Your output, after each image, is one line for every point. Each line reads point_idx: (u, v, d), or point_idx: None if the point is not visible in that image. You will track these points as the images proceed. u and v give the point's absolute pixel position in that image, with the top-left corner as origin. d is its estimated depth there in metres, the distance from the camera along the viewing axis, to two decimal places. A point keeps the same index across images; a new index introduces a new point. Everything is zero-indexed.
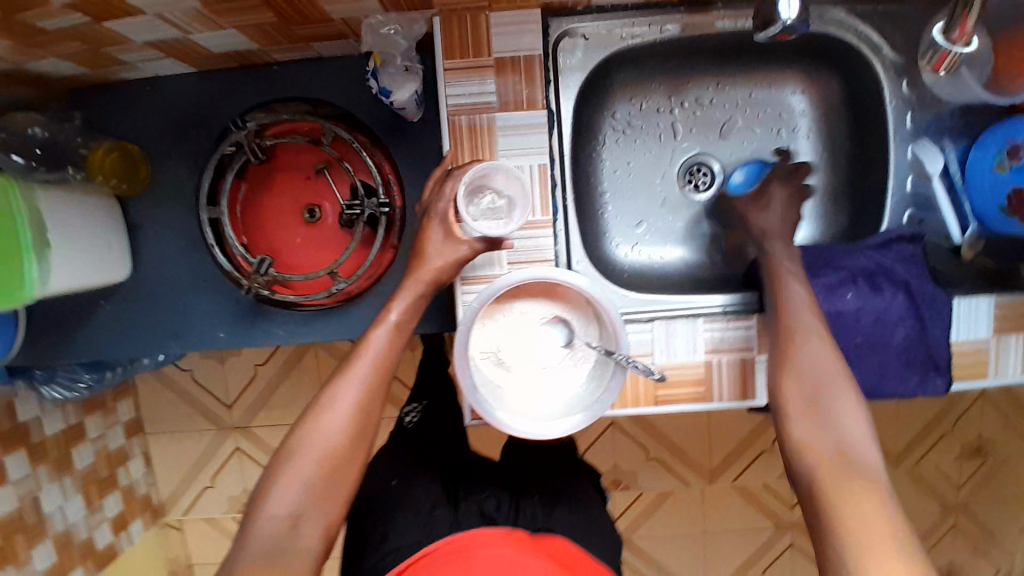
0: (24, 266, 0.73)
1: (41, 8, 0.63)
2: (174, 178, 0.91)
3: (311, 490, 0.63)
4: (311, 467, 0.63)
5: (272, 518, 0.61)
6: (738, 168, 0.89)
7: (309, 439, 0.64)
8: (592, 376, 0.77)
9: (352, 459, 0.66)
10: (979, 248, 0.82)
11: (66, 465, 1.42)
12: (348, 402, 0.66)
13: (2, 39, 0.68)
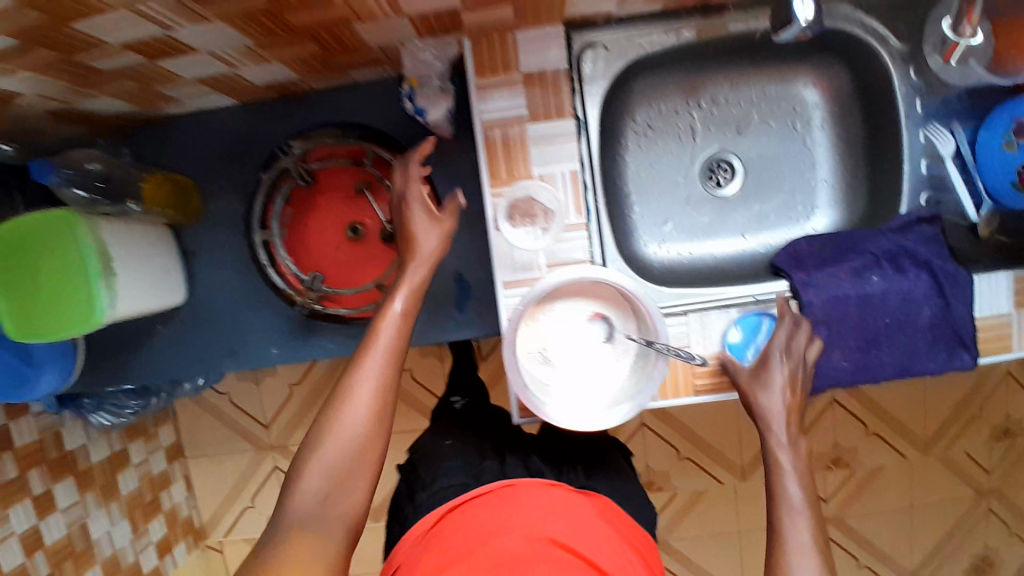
0: (94, 291, 0.79)
1: (99, 48, 0.68)
2: (222, 205, 0.97)
3: (340, 469, 0.62)
4: (339, 449, 0.62)
5: (306, 498, 0.60)
6: (732, 328, 0.84)
7: (335, 423, 0.63)
8: (635, 369, 0.82)
9: (379, 438, 0.64)
10: (994, 226, 0.85)
11: (112, 491, 1.47)
12: (369, 385, 0.64)
13: (62, 80, 0.74)
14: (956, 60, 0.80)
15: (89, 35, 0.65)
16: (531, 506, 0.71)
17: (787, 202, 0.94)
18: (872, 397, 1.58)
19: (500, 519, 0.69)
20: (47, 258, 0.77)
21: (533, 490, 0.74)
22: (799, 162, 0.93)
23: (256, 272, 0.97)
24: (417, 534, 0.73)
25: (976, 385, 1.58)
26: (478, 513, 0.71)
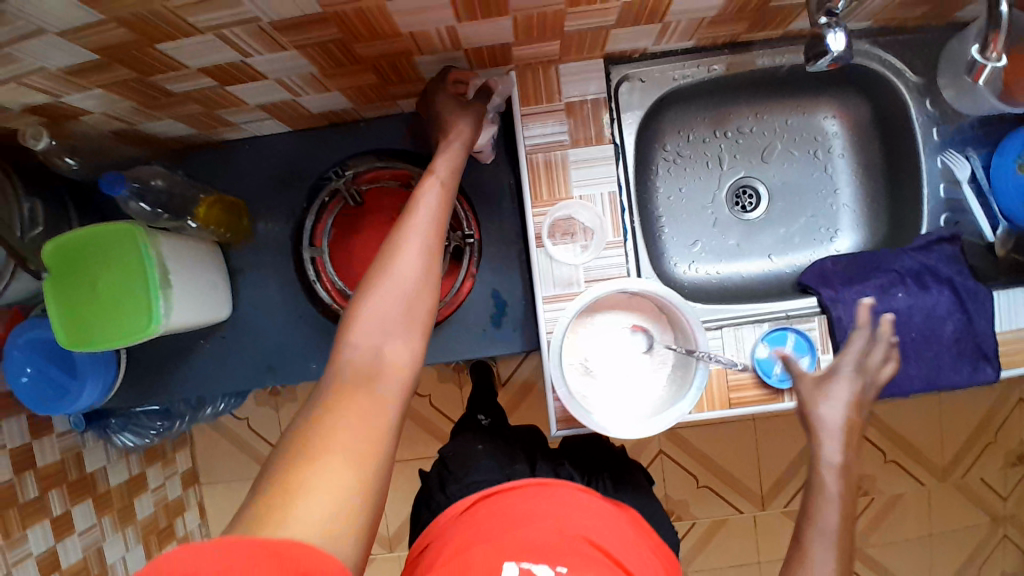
0: (152, 302, 0.81)
1: (179, 71, 0.73)
2: (269, 225, 1.01)
3: (387, 328, 0.62)
4: (386, 312, 0.63)
5: (356, 357, 0.60)
6: (761, 342, 0.87)
7: (379, 289, 0.64)
8: (676, 377, 0.84)
9: (424, 306, 0.65)
10: (1010, 245, 0.90)
11: (129, 515, 1.43)
12: (413, 250, 0.66)
13: (134, 101, 0.79)
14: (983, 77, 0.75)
15: (171, 58, 0.70)
16: (564, 501, 0.73)
17: (810, 226, 0.99)
18: (888, 423, 1.59)
19: (533, 510, 0.71)
20: (104, 270, 0.82)
21: (567, 487, 0.75)
22: (820, 188, 0.98)
23: (301, 290, 1.01)
24: (452, 514, 0.75)
25: (990, 411, 1.60)
26: (512, 501, 0.73)
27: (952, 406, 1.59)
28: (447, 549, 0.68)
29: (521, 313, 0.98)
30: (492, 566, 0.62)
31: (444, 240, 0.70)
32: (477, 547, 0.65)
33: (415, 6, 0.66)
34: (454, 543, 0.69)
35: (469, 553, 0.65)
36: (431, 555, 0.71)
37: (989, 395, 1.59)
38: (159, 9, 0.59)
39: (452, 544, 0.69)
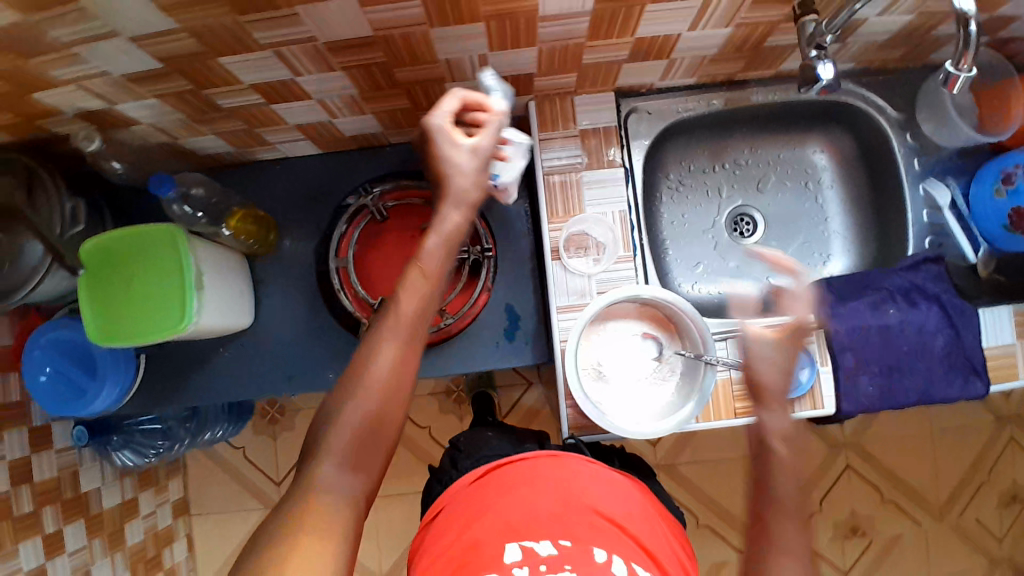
0: (186, 300, 0.85)
1: (232, 86, 0.80)
2: (294, 239, 1.06)
3: (353, 450, 0.64)
4: (352, 430, 0.64)
5: (320, 479, 0.61)
6: None
7: (347, 406, 0.65)
8: (683, 383, 0.88)
9: (393, 420, 0.67)
10: (993, 267, 0.97)
11: (119, 540, 1.39)
12: (384, 361, 0.67)
13: (183, 112, 0.85)
14: (956, 87, 0.69)
15: (229, 72, 0.77)
16: (572, 469, 0.80)
17: (803, 251, 1.06)
18: (884, 462, 1.61)
19: (538, 479, 0.78)
20: (133, 271, 0.86)
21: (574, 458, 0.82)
22: (812, 216, 1.06)
23: (322, 302, 1.05)
24: (464, 484, 0.82)
25: (983, 449, 1.62)
26: (520, 471, 0.80)
27: (946, 444, 1.62)
28: (459, 518, 0.76)
29: (534, 327, 1.02)
30: (500, 542, 0.71)
31: (421, 347, 0.70)
32: (479, 523, 0.74)
33: (456, 32, 0.75)
34: (465, 512, 0.77)
35: (479, 526, 0.73)
36: (443, 519, 0.79)
37: (981, 433, 1.62)
38: (230, 22, 0.66)
39: (463, 513, 0.77)
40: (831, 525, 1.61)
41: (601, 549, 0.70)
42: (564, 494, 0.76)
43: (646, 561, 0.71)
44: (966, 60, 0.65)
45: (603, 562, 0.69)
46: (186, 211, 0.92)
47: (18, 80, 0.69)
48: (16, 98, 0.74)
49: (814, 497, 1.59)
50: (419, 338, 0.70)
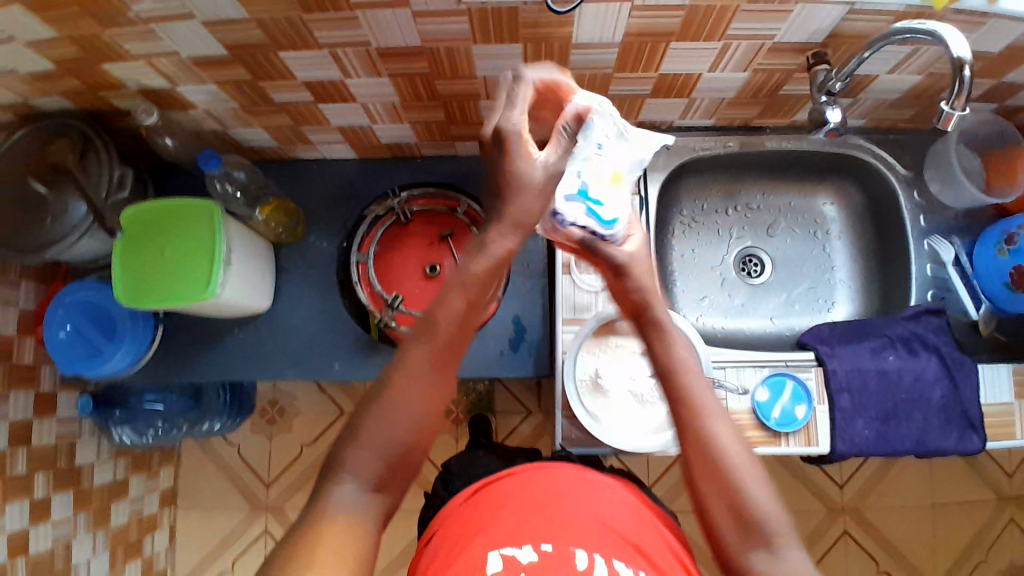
0: (212, 270, 0.89)
1: (286, 80, 0.87)
2: (319, 233, 1.11)
3: (373, 473, 0.62)
4: (379, 453, 0.63)
5: (341, 500, 0.61)
6: (763, 385, 0.93)
7: (376, 426, 0.64)
8: None
9: (420, 451, 0.65)
10: (993, 326, 0.99)
11: (104, 519, 1.39)
12: (416, 385, 0.65)
13: (237, 101, 0.92)
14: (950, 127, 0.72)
15: (286, 66, 0.84)
16: (557, 474, 0.83)
17: (809, 296, 1.09)
18: (882, 533, 1.56)
19: (526, 486, 0.81)
20: (166, 239, 0.91)
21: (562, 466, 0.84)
22: (820, 264, 1.10)
23: (338, 295, 1.09)
24: (456, 498, 0.85)
25: (982, 528, 1.58)
26: (507, 483, 0.82)
27: (944, 517, 1.58)
28: (450, 530, 0.78)
29: (538, 341, 1.05)
30: (483, 550, 0.71)
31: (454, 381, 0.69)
32: (477, 538, 0.73)
33: (494, 51, 0.82)
34: (454, 523, 0.79)
35: (470, 544, 0.73)
36: (437, 539, 0.80)
37: (982, 512, 1.58)
38: (296, 17, 0.73)
39: (454, 524, 0.79)
40: None
41: (582, 552, 0.71)
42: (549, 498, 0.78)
43: (632, 561, 0.72)
44: (960, 101, 0.69)
45: (584, 566, 0.69)
46: (228, 191, 0.99)
47: (98, 50, 0.77)
48: (90, 66, 0.81)
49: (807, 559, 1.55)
50: (452, 363, 0.69)
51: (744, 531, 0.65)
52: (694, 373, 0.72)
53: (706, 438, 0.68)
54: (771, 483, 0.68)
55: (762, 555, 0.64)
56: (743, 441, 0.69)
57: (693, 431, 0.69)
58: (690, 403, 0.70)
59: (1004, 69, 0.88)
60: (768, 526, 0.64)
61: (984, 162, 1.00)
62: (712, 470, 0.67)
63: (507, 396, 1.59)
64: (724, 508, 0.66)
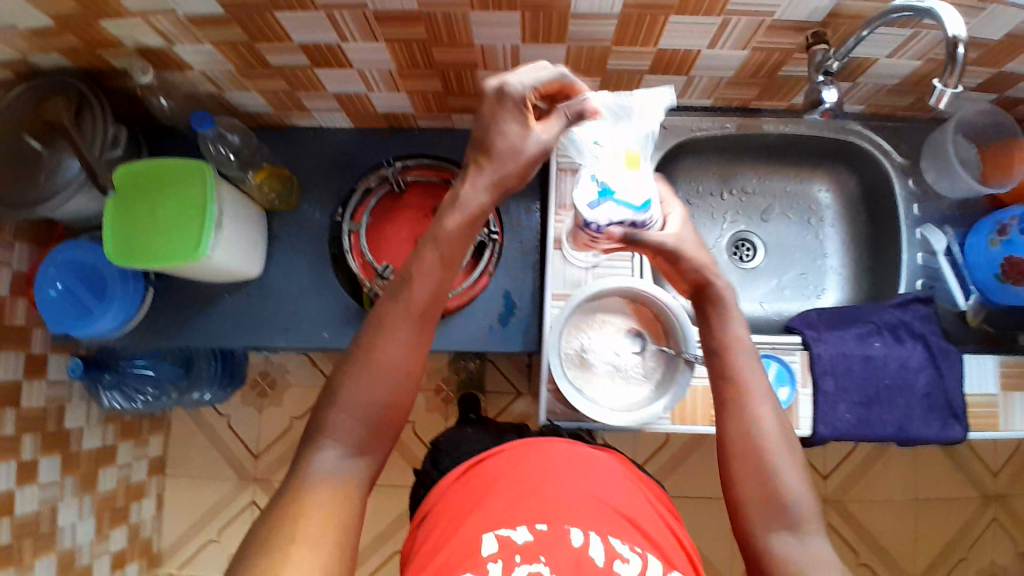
0: (204, 231, 0.89)
1: (282, 42, 0.86)
2: (313, 201, 1.11)
3: (354, 437, 0.67)
4: (359, 419, 0.67)
5: (323, 465, 0.65)
6: None
7: (354, 393, 0.67)
8: (663, 377, 0.91)
9: (399, 413, 0.69)
10: (982, 316, 1.00)
11: (90, 484, 1.39)
12: (391, 350, 0.68)
13: (232, 62, 0.91)
14: (942, 105, 0.70)
15: (284, 27, 0.83)
16: (551, 452, 0.83)
17: (799, 282, 1.09)
18: (865, 526, 1.57)
19: (521, 465, 0.80)
20: (160, 198, 0.91)
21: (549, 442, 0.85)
22: (812, 250, 1.10)
23: (330, 265, 1.09)
24: (450, 479, 0.85)
25: (966, 524, 1.58)
26: (500, 462, 0.82)
27: (930, 514, 1.58)
28: (447, 511, 0.78)
29: (528, 316, 1.05)
30: (479, 531, 0.71)
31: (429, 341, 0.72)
32: (472, 517, 0.74)
33: (493, 19, 0.81)
34: (451, 505, 0.79)
35: (463, 524, 0.74)
36: (430, 522, 0.80)
37: (963, 508, 1.59)
38: None
39: (450, 505, 0.79)
40: None
41: (578, 530, 0.71)
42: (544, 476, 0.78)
43: (628, 536, 0.72)
44: (952, 79, 0.67)
45: (580, 543, 0.69)
46: (222, 153, 0.98)
47: (95, 5, 0.77)
48: (86, 22, 0.80)
49: None
50: (431, 327, 0.72)
51: (769, 512, 0.69)
52: (746, 355, 0.76)
53: (749, 420, 0.72)
54: (804, 473, 0.71)
55: (784, 536, 0.68)
56: (785, 429, 0.72)
57: (740, 411, 0.73)
58: (738, 384, 0.74)
59: (1005, 57, 0.87)
60: (794, 512, 0.68)
61: (981, 153, 1.00)
62: (749, 451, 0.71)
63: (498, 376, 1.60)
64: (755, 489, 0.70)
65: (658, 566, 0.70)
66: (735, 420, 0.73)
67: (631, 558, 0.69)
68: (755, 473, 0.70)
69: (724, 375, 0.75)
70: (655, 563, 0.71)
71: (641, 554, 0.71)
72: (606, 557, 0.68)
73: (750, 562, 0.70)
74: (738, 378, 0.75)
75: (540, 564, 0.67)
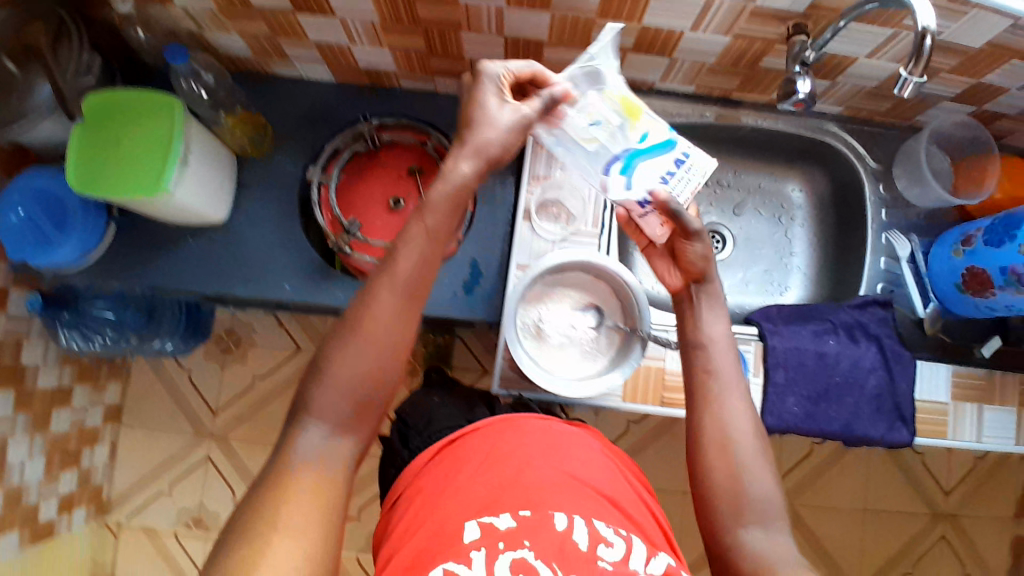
0: (168, 167, 0.87)
1: None
2: (288, 153, 1.09)
3: (338, 415, 0.66)
4: (343, 394, 0.65)
5: (308, 442, 0.64)
6: None
7: (342, 366, 0.65)
8: (618, 352, 0.91)
9: (388, 385, 0.68)
10: (938, 326, 1.01)
11: (43, 424, 1.32)
12: (382, 320, 0.66)
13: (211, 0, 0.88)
14: (908, 94, 0.71)
15: None
16: (528, 435, 0.83)
17: (764, 277, 1.09)
18: (814, 531, 1.53)
19: (500, 449, 0.80)
20: (126, 131, 0.89)
21: (528, 418, 0.86)
22: (780, 248, 1.11)
23: (299, 218, 1.08)
24: (421, 461, 0.84)
25: (912, 539, 1.55)
26: (474, 444, 0.82)
27: (880, 524, 1.55)
28: (423, 493, 0.77)
29: (492, 287, 1.05)
30: (462, 519, 0.71)
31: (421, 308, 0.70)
32: (448, 499, 0.74)
33: None
34: (427, 487, 0.78)
35: (439, 506, 0.74)
36: (403, 502, 0.80)
37: (910, 523, 1.55)
38: None
39: (427, 487, 0.78)
40: None
41: (563, 515, 0.71)
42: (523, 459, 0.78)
43: (611, 518, 0.73)
44: (918, 67, 0.68)
45: (564, 527, 0.69)
46: (194, 90, 0.96)
47: None
48: None
49: None
50: (420, 294, 0.69)
51: (737, 508, 0.69)
52: (720, 350, 0.76)
53: (721, 414, 0.73)
54: (773, 470, 0.72)
55: (756, 531, 0.68)
56: (754, 426, 0.73)
57: (711, 405, 0.73)
58: (712, 379, 0.75)
59: (987, 68, 0.88)
60: (761, 508, 0.69)
61: (954, 164, 1.03)
62: (720, 445, 0.71)
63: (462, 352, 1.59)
64: (724, 482, 0.70)
65: (642, 548, 0.71)
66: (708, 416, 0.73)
67: (614, 542, 0.70)
68: (723, 467, 0.70)
69: (698, 368, 0.75)
70: (639, 544, 0.72)
71: (624, 537, 0.71)
72: (591, 541, 0.69)
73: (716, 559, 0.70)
74: (711, 373, 0.75)
75: (524, 549, 0.67)
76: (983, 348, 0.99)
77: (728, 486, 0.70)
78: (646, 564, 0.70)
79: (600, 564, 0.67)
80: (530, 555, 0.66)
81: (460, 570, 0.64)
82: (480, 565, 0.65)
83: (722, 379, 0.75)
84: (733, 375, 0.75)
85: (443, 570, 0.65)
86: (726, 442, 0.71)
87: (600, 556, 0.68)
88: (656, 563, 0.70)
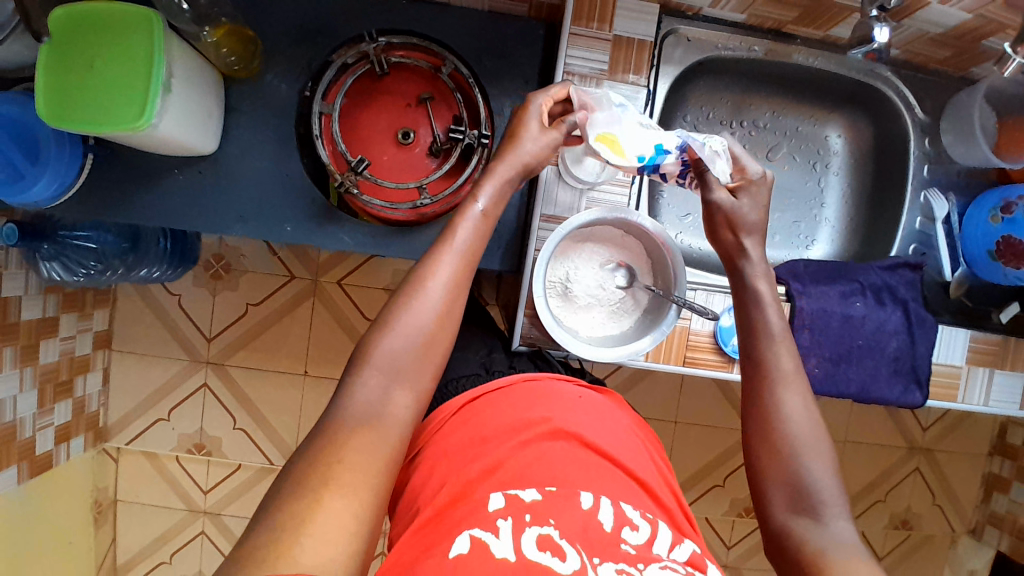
0: (150, 95, 0.75)
1: None
2: (280, 75, 0.96)
3: (399, 366, 0.64)
4: (406, 344, 0.65)
5: (371, 391, 0.62)
6: (728, 311, 0.91)
7: (405, 314, 0.66)
8: (649, 312, 0.89)
9: (443, 341, 0.68)
10: (963, 289, 0.99)
11: (30, 357, 1.27)
12: (440, 282, 0.69)
13: None
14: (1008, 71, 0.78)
15: None
16: (556, 403, 0.83)
17: (792, 229, 1.04)
18: None
19: (526, 416, 0.80)
20: (98, 51, 0.76)
21: (558, 383, 0.88)
22: (811, 197, 1.05)
23: (295, 151, 0.97)
24: (444, 415, 0.83)
25: (890, 470, 1.63)
26: (499, 410, 0.81)
27: (863, 457, 1.61)
28: (447, 455, 0.77)
29: (509, 235, 0.98)
30: (487, 489, 0.70)
31: (474, 271, 0.72)
32: (473, 464, 0.74)
33: None
34: (451, 450, 0.77)
35: (461, 471, 0.73)
36: (421, 458, 0.79)
37: (891, 455, 1.62)
38: None
39: (452, 448, 0.77)
40: (728, 502, 1.68)
41: (588, 494, 0.70)
42: (548, 426, 0.78)
43: (639, 503, 0.73)
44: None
45: (589, 507, 0.68)
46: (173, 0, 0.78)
47: None
48: None
49: (718, 474, 1.66)
50: (477, 263, 0.72)
51: (797, 503, 0.66)
52: (776, 341, 0.73)
53: (778, 412, 0.69)
54: (837, 466, 0.68)
55: (806, 522, 0.64)
56: (817, 422, 0.69)
57: (764, 394, 0.71)
58: (762, 372, 0.72)
59: None
60: (816, 497, 0.65)
61: (1000, 124, 0.93)
62: (766, 436, 0.69)
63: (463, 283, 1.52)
64: (782, 476, 0.67)
65: (668, 535, 0.70)
66: (769, 410, 0.70)
67: (640, 526, 0.69)
68: (774, 462, 0.68)
69: (761, 354, 0.73)
70: (664, 529, 0.70)
71: (650, 521, 0.70)
72: (616, 523, 0.68)
73: (775, 553, 0.66)
74: (766, 365, 0.72)
75: (549, 527, 0.65)
76: (1000, 314, 0.98)
77: (778, 469, 0.67)
78: (669, 549, 0.68)
79: (624, 547, 0.65)
80: (556, 533, 0.64)
81: (488, 539, 0.62)
82: (507, 536, 0.63)
83: (783, 366, 0.72)
84: (793, 361, 0.73)
85: (470, 536, 0.63)
86: (781, 434, 0.68)
87: (622, 538, 0.67)
88: (680, 549, 0.69)
